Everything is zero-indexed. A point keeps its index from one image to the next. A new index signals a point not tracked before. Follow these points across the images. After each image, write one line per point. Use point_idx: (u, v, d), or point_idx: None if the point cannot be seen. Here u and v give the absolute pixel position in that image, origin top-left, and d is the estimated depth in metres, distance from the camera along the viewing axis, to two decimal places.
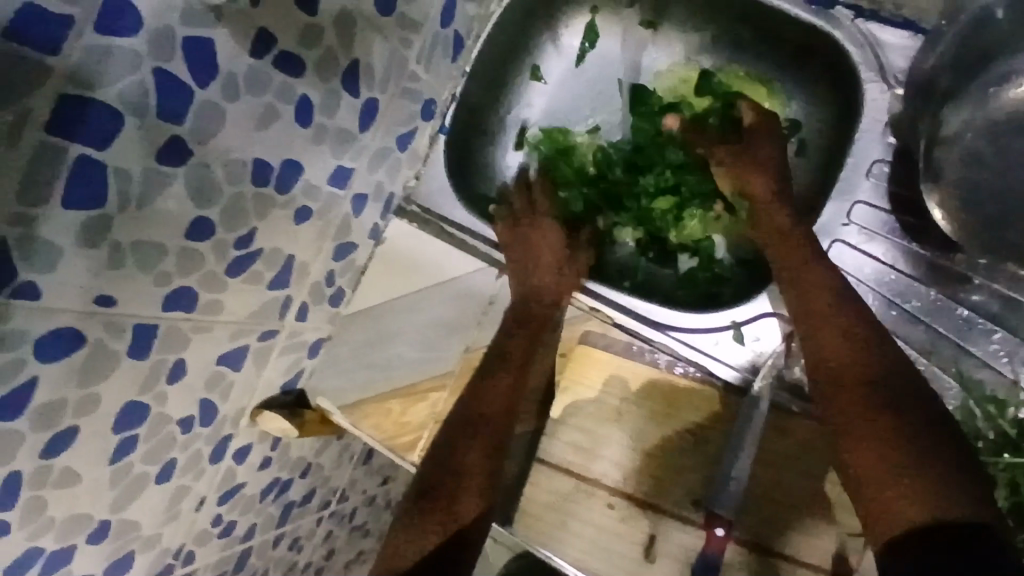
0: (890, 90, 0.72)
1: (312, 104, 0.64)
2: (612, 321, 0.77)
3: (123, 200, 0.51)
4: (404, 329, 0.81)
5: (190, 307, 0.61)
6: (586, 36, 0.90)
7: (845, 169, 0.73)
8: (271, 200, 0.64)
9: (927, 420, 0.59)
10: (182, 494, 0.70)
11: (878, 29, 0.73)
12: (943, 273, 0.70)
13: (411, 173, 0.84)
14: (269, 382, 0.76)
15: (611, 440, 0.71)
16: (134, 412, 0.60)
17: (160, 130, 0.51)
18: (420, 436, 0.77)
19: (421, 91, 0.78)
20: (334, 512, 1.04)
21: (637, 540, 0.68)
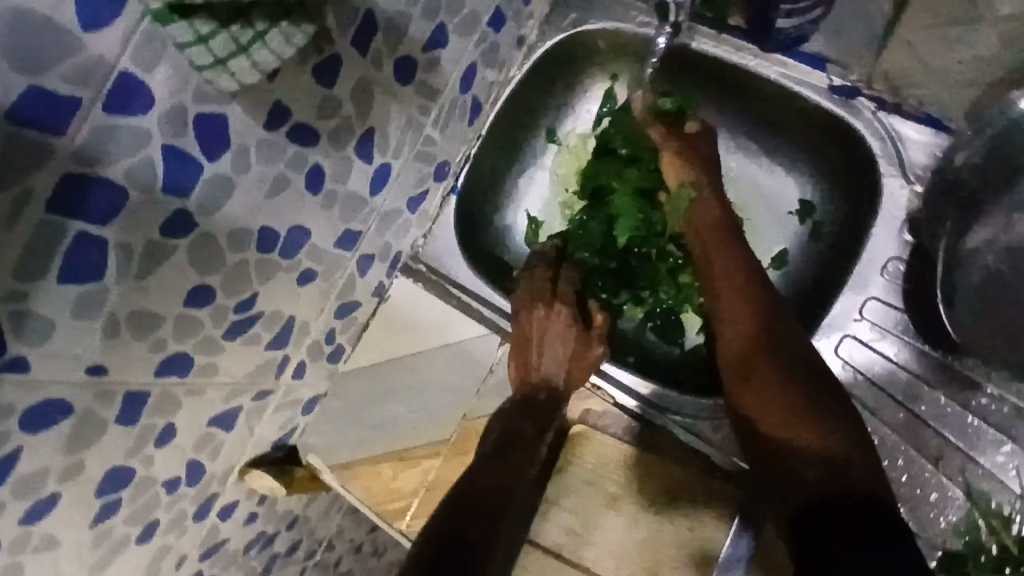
0: (909, 186, 0.71)
1: (324, 172, 0.63)
2: (613, 399, 0.76)
3: (122, 272, 0.50)
4: (401, 391, 0.79)
5: (184, 371, 0.60)
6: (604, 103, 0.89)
7: (858, 263, 0.72)
8: (275, 265, 0.63)
9: (833, 419, 0.62)
10: (163, 553, 0.69)
11: (900, 123, 0.72)
12: (951, 376, 0.67)
13: (419, 231, 0.83)
14: (260, 438, 0.75)
15: (604, 525, 0.69)
16: (120, 476, 0.59)
17: (166, 203, 0.50)
18: (411, 503, 0.76)
19: (435, 154, 0.78)
20: (319, 561, 1.03)
21: None
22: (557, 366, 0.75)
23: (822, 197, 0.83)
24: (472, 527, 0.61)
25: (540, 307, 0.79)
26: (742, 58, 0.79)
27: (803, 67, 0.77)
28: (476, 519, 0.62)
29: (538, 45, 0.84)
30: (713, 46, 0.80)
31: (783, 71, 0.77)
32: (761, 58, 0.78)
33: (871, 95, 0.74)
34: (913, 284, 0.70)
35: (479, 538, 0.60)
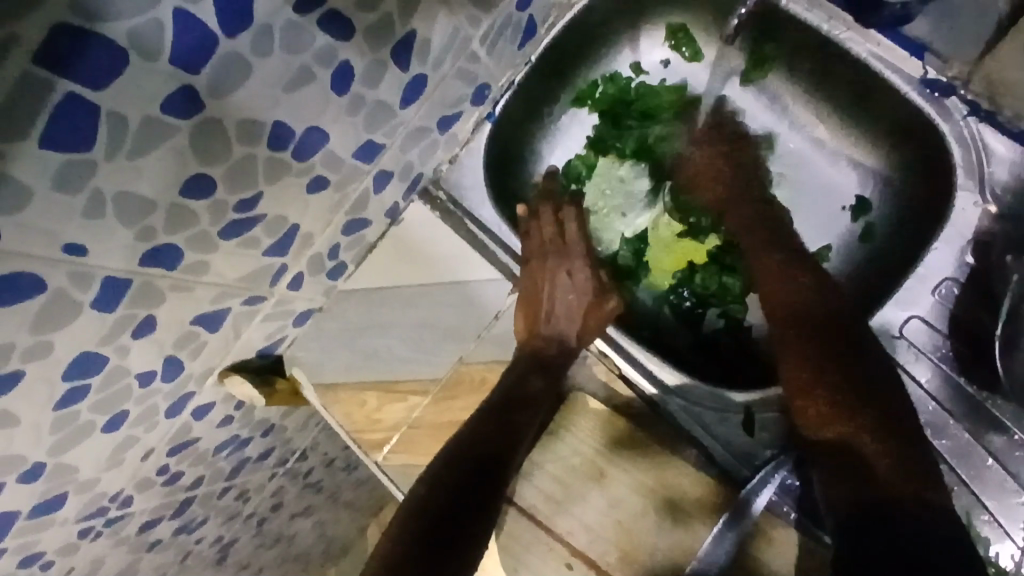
0: (983, 205, 0.65)
1: (353, 72, 0.57)
2: (619, 371, 0.71)
3: (113, 146, 0.45)
4: (398, 321, 0.75)
5: (172, 265, 0.55)
6: (687, 46, 0.84)
7: (910, 278, 0.66)
8: (285, 166, 0.58)
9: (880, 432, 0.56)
10: (130, 444, 0.66)
11: (991, 135, 0.64)
12: (981, 414, 0.63)
13: (446, 156, 0.77)
14: (245, 344, 0.72)
15: (586, 499, 0.65)
16: (90, 363, 0.55)
17: (171, 77, 0.44)
18: (390, 437, 0.73)
19: (477, 75, 0.71)
20: (289, 470, 1.02)
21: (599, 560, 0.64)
22: (569, 321, 0.72)
23: (885, 199, 0.77)
24: (469, 496, 0.59)
25: (553, 257, 0.76)
26: (834, 28, 0.71)
27: (899, 52, 0.68)
28: (474, 484, 0.60)
29: None
30: (804, 8, 0.71)
31: (875, 52, 0.69)
32: (854, 32, 0.70)
33: (966, 96, 0.65)
34: (965, 311, 0.65)
35: (475, 503, 0.59)
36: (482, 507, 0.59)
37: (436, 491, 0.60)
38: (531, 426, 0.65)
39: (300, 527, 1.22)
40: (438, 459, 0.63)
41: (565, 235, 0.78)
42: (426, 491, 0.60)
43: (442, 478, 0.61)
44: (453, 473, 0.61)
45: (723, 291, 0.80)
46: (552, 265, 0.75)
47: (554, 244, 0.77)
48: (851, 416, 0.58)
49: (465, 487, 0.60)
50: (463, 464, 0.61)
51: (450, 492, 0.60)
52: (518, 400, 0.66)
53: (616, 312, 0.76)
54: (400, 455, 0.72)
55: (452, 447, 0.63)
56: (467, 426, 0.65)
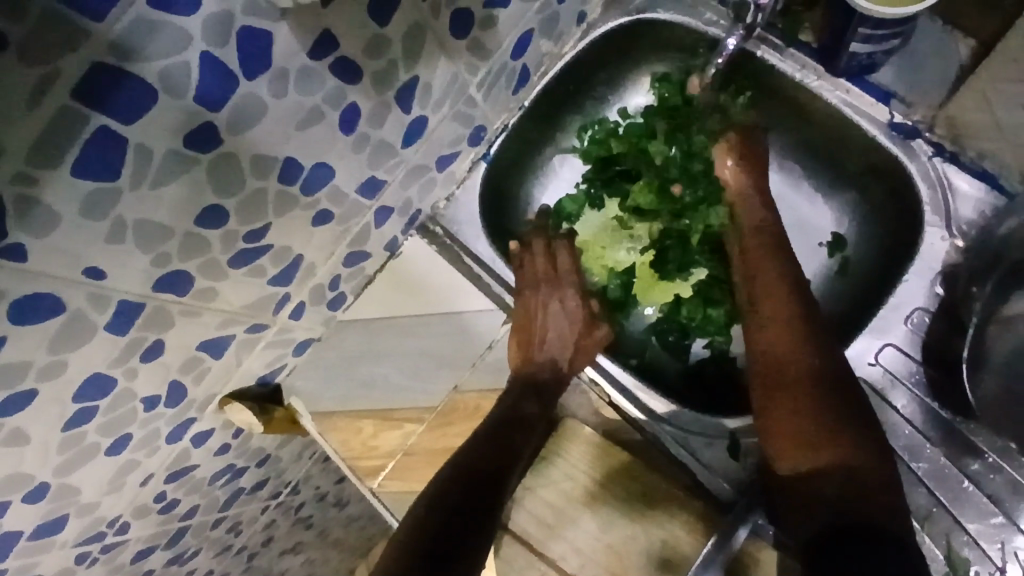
0: (951, 239, 0.69)
1: (360, 113, 0.61)
2: (608, 399, 0.74)
3: (137, 176, 0.48)
4: (395, 351, 0.78)
5: (183, 291, 0.58)
6: None
7: (884, 308, 0.70)
8: (293, 200, 0.61)
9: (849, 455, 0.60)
10: (131, 468, 0.68)
11: (955, 173, 0.70)
12: (954, 438, 0.65)
13: (443, 193, 0.81)
14: (246, 372, 0.74)
15: (577, 523, 0.67)
16: (100, 384, 0.57)
17: (195, 114, 0.48)
18: (386, 464, 0.75)
19: (474, 117, 0.75)
20: (282, 503, 1.02)
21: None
22: (561, 347, 0.75)
23: (859, 237, 0.81)
24: (467, 512, 0.62)
25: (545, 287, 0.79)
26: (806, 76, 0.76)
27: (867, 98, 0.74)
28: (471, 506, 0.62)
29: (597, 25, 0.81)
30: (777, 59, 0.77)
31: (846, 99, 0.75)
32: (825, 81, 0.75)
33: (931, 139, 0.71)
34: (938, 339, 0.68)
35: (472, 524, 0.61)
36: (482, 525, 0.61)
37: (435, 509, 0.62)
38: (526, 450, 0.68)
39: (289, 565, 1.21)
40: (436, 483, 0.65)
41: (558, 266, 0.82)
42: (424, 512, 0.62)
43: (440, 498, 0.63)
44: (451, 495, 0.63)
45: (705, 322, 0.83)
46: (545, 293, 0.78)
47: (547, 275, 0.80)
48: (829, 446, 0.60)
49: (465, 505, 0.62)
50: (462, 483, 0.64)
51: (450, 516, 0.61)
52: (512, 425, 0.68)
53: (606, 340, 0.79)
54: (396, 481, 0.74)
55: (450, 471, 0.66)
56: (463, 450, 0.67)
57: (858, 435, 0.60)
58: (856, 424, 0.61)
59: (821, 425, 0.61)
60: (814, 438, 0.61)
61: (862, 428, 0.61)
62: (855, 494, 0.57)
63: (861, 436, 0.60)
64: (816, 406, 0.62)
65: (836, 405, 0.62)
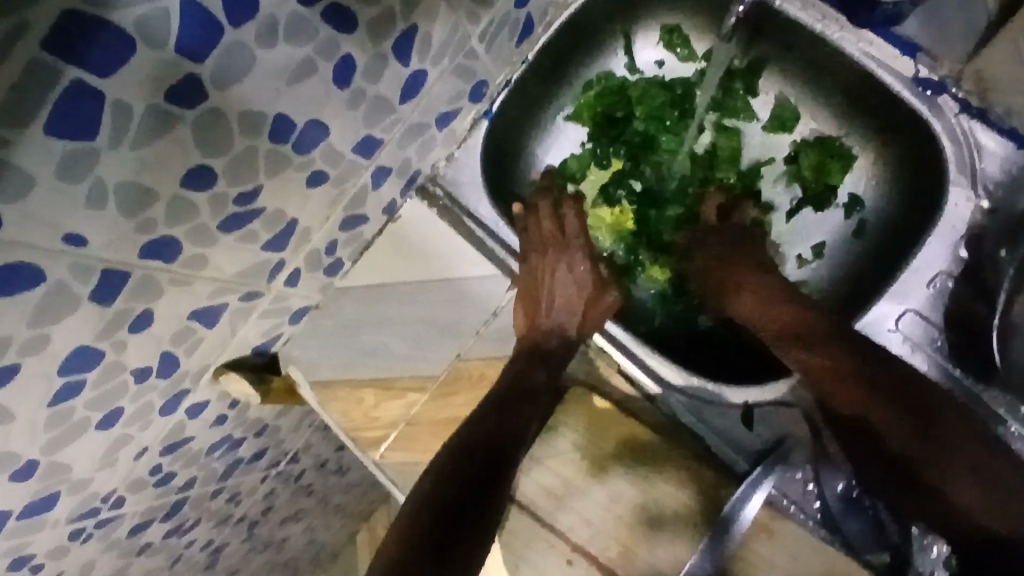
0: (975, 200, 0.66)
1: (355, 66, 0.57)
2: (618, 366, 0.72)
3: (117, 136, 0.44)
4: (395, 319, 0.75)
5: (171, 258, 0.55)
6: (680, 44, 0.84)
7: (904, 273, 0.67)
8: (285, 160, 0.57)
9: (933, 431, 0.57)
10: (124, 442, 0.65)
11: (981, 130, 0.67)
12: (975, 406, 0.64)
13: (443, 153, 0.77)
14: (241, 342, 0.71)
15: (587, 494, 0.65)
16: (86, 358, 0.54)
17: (177, 66, 0.44)
18: (387, 434, 0.73)
19: (475, 71, 0.71)
20: (281, 473, 1.00)
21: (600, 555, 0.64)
22: (569, 314, 0.72)
23: (877, 198, 0.78)
24: (467, 487, 0.60)
25: (553, 252, 0.75)
26: (826, 28, 0.72)
27: (891, 50, 0.70)
28: (479, 478, 0.60)
29: None
30: (798, 8, 0.72)
31: (868, 51, 0.71)
32: (847, 32, 0.71)
33: (958, 95, 0.67)
34: (959, 304, 0.65)
35: (481, 496, 0.59)
36: (486, 499, 0.59)
37: (444, 483, 0.60)
38: (535, 420, 0.65)
39: (290, 531, 1.20)
40: (443, 454, 0.63)
41: (565, 228, 0.78)
42: (430, 485, 0.60)
43: (448, 470, 0.61)
44: (459, 467, 0.61)
45: None
46: (555, 259, 0.75)
47: (552, 238, 0.76)
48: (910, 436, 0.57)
49: (470, 480, 0.60)
50: (470, 461, 0.61)
51: (448, 498, 0.59)
52: (518, 395, 0.66)
53: (615, 306, 0.75)
54: (399, 453, 0.72)
55: (457, 442, 0.63)
56: (471, 421, 0.65)
57: (925, 419, 0.57)
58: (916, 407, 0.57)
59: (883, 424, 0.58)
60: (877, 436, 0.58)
61: (923, 413, 0.57)
62: (954, 487, 0.54)
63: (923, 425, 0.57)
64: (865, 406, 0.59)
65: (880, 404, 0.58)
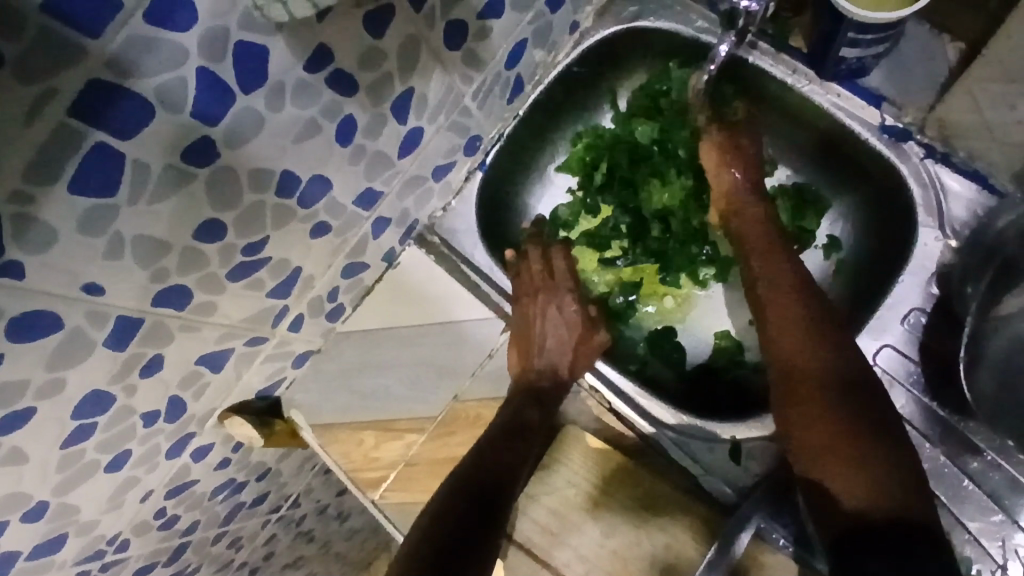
0: (944, 239, 0.70)
1: (356, 125, 0.61)
2: (609, 405, 0.74)
3: (135, 192, 0.48)
4: (395, 361, 0.78)
5: (182, 305, 0.58)
6: None
7: (880, 309, 0.70)
8: (290, 212, 0.61)
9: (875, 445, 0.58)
10: (130, 484, 0.67)
11: (946, 174, 0.71)
12: (953, 436, 0.66)
13: (439, 203, 0.81)
14: (246, 385, 0.74)
15: (581, 530, 0.67)
16: (98, 401, 0.57)
17: (192, 129, 0.48)
18: (387, 475, 0.75)
19: (469, 127, 0.76)
20: (282, 517, 1.01)
21: None
22: (561, 352, 0.75)
23: (853, 240, 0.81)
24: (465, 521, 0.61)
25: (543, 295, 0.79)
26: (797, 81, 0.77)
27: (858, 101, 0.75)
28: (475, 514, 0.62)
29: (591, 33, 0.82)
30: (769, 64, 0.78)
31: (836, 102, 0.76)
32: (816, 85, 0.76)
33: (922, 141, 0.72)
34: (933, 338, 0.68)
35: (479, 531, 0.61)
36: (485, 534, 0.61)
37: (442, 519, 0.62)
38: (530, 458, 0.68)
39: None
40: (442, 492, 0.66)
41: (555, 273, 0.82)
42: (431, 522, 0.62)
43: (447, 506, 0.63)
44: (457, 503, 0.63)
45: None
46: (545, 300, 0.78)
47: (542, 280, 0.81)
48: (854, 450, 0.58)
49: (467, 516, 0.62)
50: (468, 498, 0.63)
51: (448, 530, 0.61)
52: (513, 434, 0.68)
53: (606, 344, 0.79)
54: (398, 492, 0.74)
55: (455, 481, 0.66)
56: (467, 460, 0.67)
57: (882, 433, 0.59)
58: (873, 423, 0.60)
59: (832, 430, 0.60)
60: (819, 452, 0.60)
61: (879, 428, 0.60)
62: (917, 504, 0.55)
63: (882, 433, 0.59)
64: (826, 412, 0.61)
65: (850, 415, 0.61)
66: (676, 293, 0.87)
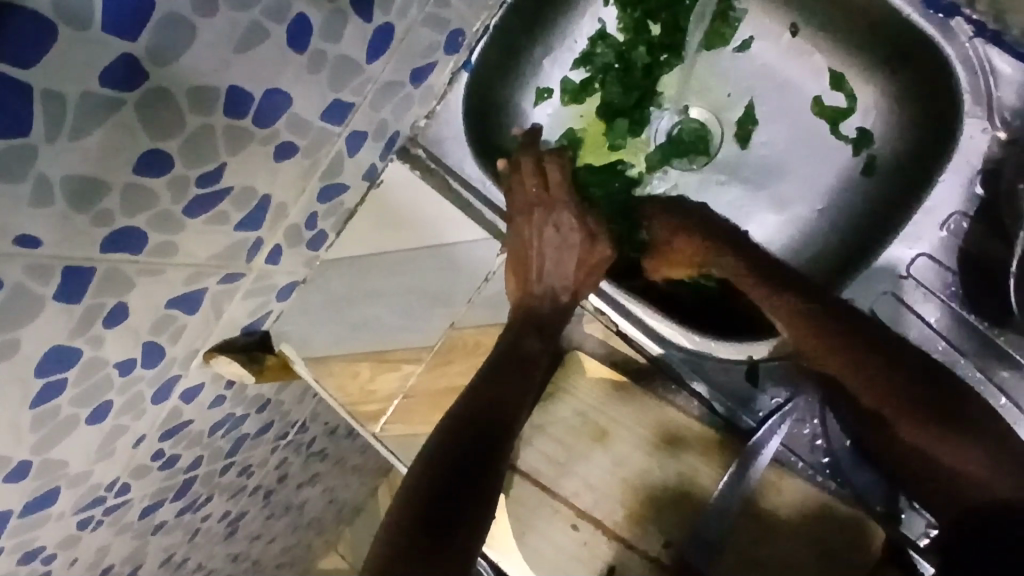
0: (991, 131, 0.62)
1: (311, 26, 0.52)
2: (615, 328, 0.70)
3: (52, 127, 0.41)
4: (386, 288, 0.72)
5: (138, 249, 0.53)
6: None
7: (917, 214, 0.64)
8: (247, 135, 0.54)
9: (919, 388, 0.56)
10: (119, 432, 0.65)
11: (997, 56, 0.62)
12: (990, 351, 0.61)
13: (422, 110, 0.73)
14: (229, 323, 0.69)
15: (589, 459, 0.64)
16: (62, 356, 0.53)
17: (107, 46, 0.40)
18: (387, 407, 0.71)
19: (448, 20, 0.66)
20: (291, 442, 1.00)
21: (611, 527, 0.62)
22: (561, 277, 0.68)
23: (888, 130, 0.73)
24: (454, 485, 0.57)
25: (539, 211, 0.70)
26: None
27: None
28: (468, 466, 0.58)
29: None
30: None
31: None
32: None
33: (971, 17, 0.62)
34: (973, 243, 0.62)
35: (474, 491, 0.57)
36: (486, 488, 0.58)
37: (436, 467, 0.58)
38: (523, 408, 0.62)
39: (309, 496, 1.21)
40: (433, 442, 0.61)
41: (551, 185, 0.71)
42: (425, 469, 0.59)
43: (443, 452, 0.59)
44: (455, 455, 0.59)
45: None
46: (547, 220, 0.70)
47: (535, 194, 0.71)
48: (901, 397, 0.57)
49: (455, 481, 0.57)
50: (456, 461, 0.58)
51: (436, 493, 0.57)
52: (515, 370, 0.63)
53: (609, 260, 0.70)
54: (400, 425, 0.70)
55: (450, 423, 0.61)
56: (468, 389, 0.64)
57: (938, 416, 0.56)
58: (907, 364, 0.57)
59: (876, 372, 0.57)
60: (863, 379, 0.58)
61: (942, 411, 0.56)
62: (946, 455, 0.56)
63: (946, 412, 0.56)
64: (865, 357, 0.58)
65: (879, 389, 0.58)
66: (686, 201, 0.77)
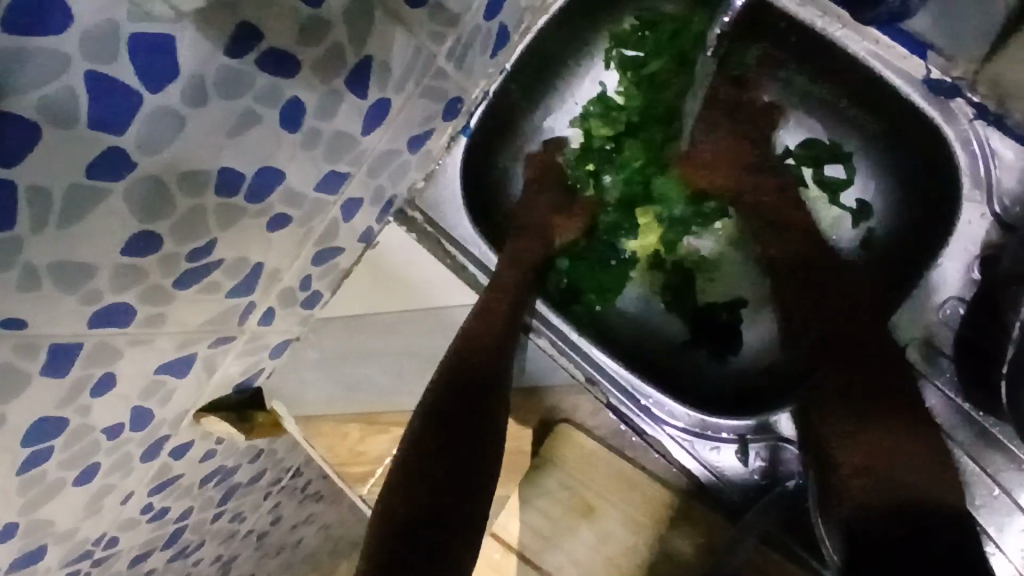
0: (990, 217, 0.62)
1: (304, 107, 0.53)
2: (607, 401, 0.69)
3: (40, 219, 0.42)
4: (378, 347, 0.73)
5: (126, 322, 0.53)
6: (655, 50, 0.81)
7: (911, 297, 0.64)
8: (239, 211, 0.54)
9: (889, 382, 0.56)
10: (107, 491, 0.65)
11: (997, 139, 0.62)
12: (983, 439, 0.61)
13: (420, 174, 0.73)
14: (220, 382, 0.70)
15: (575, 535, 0.64)
16: (50, 426, 0.54)
17: (95, 142, 0.41)
18: (373, 470, 0.74)
19: (447, 90, 0.67)
20: (285, 487, 1.00)
21: None
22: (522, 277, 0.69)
23: (886, 205, 0.73)
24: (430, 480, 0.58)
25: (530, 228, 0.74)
26: (828, 24, 0.68)
27: (900, 50, 0.65)
28: (451, 447, 0.59)
29: None
30: (795, 4, 0.68)
31: (873, 50, 0.66)
32: (850, 29, 0.67)
33: (973, 99, 0.62)
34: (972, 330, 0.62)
35: (449, 477, 0.58)
36: (465, 473, 0.58)
37: (419, 447, 0.59)
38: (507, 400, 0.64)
39: (305, 537, 1.20)
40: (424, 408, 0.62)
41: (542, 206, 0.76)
42: (414, 449, 0.59)
43: (426, 431, 0.60)
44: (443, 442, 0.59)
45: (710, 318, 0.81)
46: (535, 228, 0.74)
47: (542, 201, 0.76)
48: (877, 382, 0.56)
49: (437, 457, 0.58)
50: (437, 446, 0.59)
51: (417, 473, 0.57)
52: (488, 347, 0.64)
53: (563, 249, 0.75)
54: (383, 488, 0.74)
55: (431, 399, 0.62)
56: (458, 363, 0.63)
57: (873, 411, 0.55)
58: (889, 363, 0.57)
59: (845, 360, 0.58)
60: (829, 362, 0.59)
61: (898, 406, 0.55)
62: (881, 437, 0.54)
63: (907, 408, 0.55)
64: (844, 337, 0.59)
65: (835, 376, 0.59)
66: (692, 281, 0.81)
